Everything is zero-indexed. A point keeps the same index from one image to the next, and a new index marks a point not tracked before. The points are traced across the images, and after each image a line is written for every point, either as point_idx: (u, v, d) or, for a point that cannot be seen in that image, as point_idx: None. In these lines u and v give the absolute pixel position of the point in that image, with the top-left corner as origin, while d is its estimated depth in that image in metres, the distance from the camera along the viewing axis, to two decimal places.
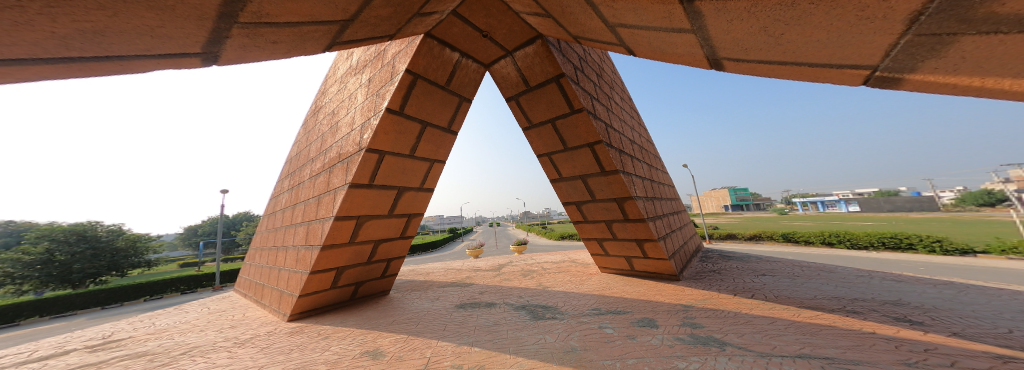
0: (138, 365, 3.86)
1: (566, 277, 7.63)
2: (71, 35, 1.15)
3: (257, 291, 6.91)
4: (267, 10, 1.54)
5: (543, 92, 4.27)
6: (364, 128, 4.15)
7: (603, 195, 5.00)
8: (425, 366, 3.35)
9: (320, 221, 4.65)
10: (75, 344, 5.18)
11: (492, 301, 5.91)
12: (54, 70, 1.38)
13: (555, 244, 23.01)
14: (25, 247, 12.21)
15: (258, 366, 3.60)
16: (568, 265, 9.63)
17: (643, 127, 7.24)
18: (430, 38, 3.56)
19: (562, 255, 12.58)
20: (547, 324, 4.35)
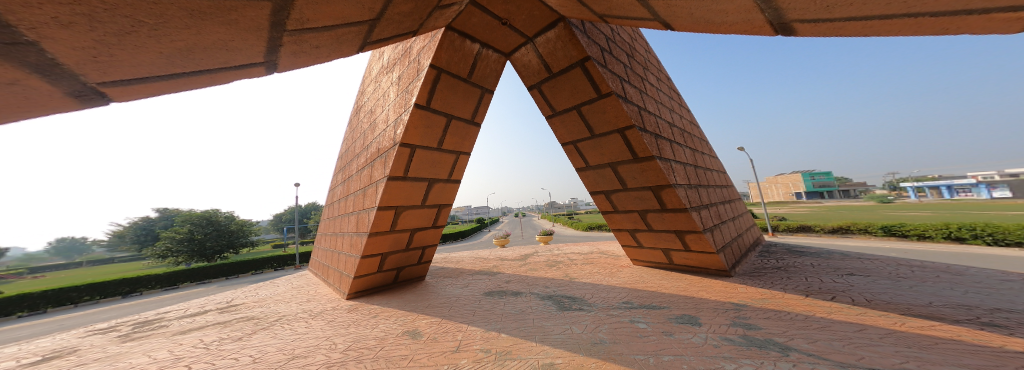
0: (234, 331, 4.67)
1: (595, 269, 7.46)
2: (171, 54, 1.37)
3: (322, 271, 7.94)
4: (306, 16, 1.65)
5: (566, 78, 4.09)
6: (396, 124, 4.39)
7: (636, 183, 4.72)
8: (456, 348, 3.55)
9: (365, 211, 5.08)
10: (190, 310, 6.45)
11: (518, 290, 6.02)
12: (165, 86, 1.67)
13: (583, 235, 22.44)
14: (177, 228, 16.18)
15: (324, 336, 4.16)
16: (597, 256, 9.42)
17: (684, 108, 6.62)
18: (451, 31, 3.59)
19: (591, 246, 12.31)
20: (574, 315, 4.33)
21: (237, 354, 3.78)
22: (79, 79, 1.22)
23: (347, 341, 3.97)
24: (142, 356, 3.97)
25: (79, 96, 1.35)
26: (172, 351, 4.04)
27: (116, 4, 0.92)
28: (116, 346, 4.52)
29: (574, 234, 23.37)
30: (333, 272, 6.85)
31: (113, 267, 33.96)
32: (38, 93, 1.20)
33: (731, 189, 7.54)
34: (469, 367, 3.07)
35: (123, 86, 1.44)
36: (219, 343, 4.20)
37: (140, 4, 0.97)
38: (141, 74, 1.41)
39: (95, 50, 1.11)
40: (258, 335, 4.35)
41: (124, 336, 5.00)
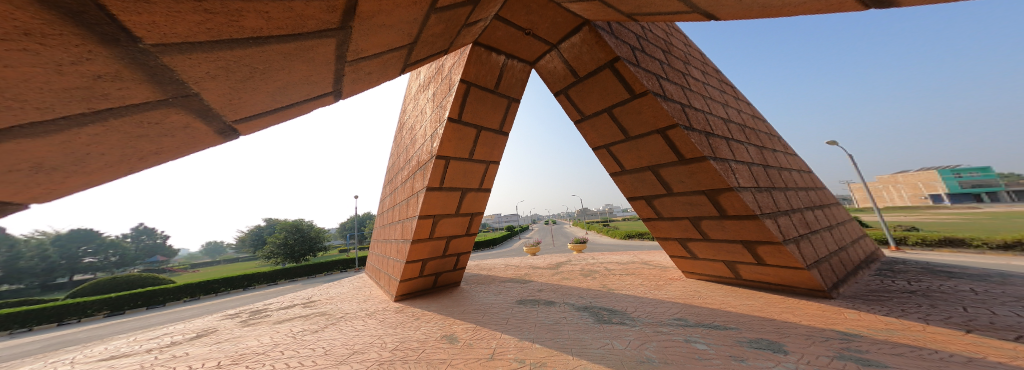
0: (308, 325, 5.33)
1: (638, 280, 6.96)
2: (275, 92, 1.69)
3: (375, 274, 8.67)
4: (361, 47, 1.85)
5: (594, 81, 3.99)
6: (433, 137, 4.68)
7: (684, 187, 4.35)
8: (491, 356, 3.58)
9: (409, 219, 5.43)
10: (276, 305, 7.56)
11: (551, 299, 5.87)
12: (275, 121, 2.07)
13: (620, 244, 21.19)
14: (276, 234, 20.08)
15: (376, 335, 4.52)
16: (638, 266, 8.83)
17: (740, 101, 5.92)
18: (478, 46, 3.77)
19: (631, 255, 11.58)
20: (614, 329, 4.09)
21: (315, 345, 4.32)
22: (223, 119, 1.58)
23: (393, 341, 4.24)
24: (255, 339, 4.85)
25: (225, 132, 1.76)
26: (272, 338, 4.83)
27: (235, 55, 1.19)
28: (230, 331, 5.52)
29: (611, 243, 22.10)
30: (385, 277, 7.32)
31: (227, 267, 41.74)
32: (202, 132, 1.60)
33: (821, 191, 6.34)
34: None
35: (248, 122, 1.82)
36: (301, 334, 4.85)
37: (252, 53, 1.23)
38: (259, 111, 1.77)
39: (230, 95, 1.42)
40: (327, 330, 4.91)
41: (244, 321, 6.18)
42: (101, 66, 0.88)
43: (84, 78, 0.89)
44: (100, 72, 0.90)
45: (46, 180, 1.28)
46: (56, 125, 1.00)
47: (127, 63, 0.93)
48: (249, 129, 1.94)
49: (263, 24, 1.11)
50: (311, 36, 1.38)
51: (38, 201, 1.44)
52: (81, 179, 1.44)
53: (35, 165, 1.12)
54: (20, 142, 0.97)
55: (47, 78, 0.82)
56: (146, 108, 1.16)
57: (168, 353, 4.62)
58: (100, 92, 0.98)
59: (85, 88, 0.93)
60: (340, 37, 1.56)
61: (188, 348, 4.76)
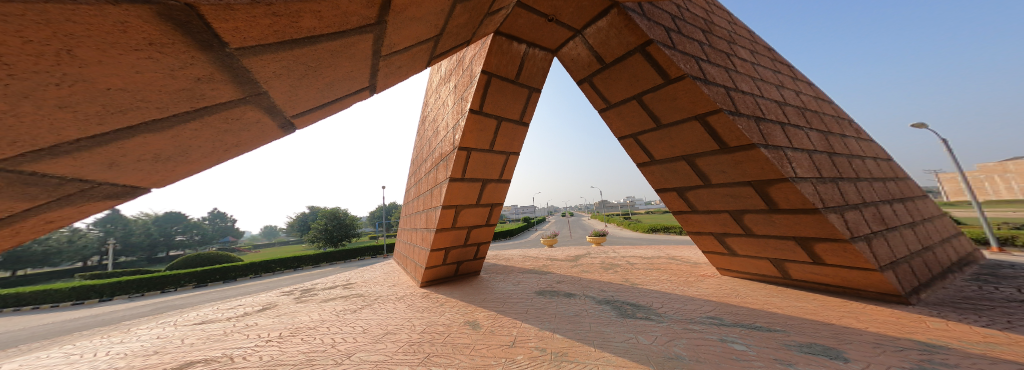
0: (348, 305, 5.85)
1: (665, 276, 6.71)
2: (324, 89, 1.87)
3: (403, 261, 9.17)
4: (394, 41, 1.94)
5: (622, 67, 3.76)
6: (455, 129, 4.77)
7: (724, 178, 4.03)
8: (512, 344, 3.70)
9: (433, 209, 5.63)
10: (321, 285, 8.37)
11: (571, 291, 5.88)
12: (324, 116, 2.30)
13: (642, 237, 20.48)
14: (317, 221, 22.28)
15: (406, 317, 4.84)
16: (663, 262, 8.51)
17: (798, 82, 5.26)
18: (499, 35, 3.73)
19: (656, 250, 11.16)
20: (639, 324, 4.04)
21: (355, 323, 4.73)
22: (284, 115, 1.81)
23: (420, 325, 4.51)
24: (306, 315, 5.42)
25: (285, 127, 2.02)
26: (320, 315, 5.37)
27: (294, 54, 1.33)
28: (286, 306, 6.24)
29: (633, 236, 21.39)
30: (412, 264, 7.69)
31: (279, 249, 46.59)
32: (270, 127, 1.86)
33: (901, 182, 5.48)
34: (526, 363, 3.22)
35: (303, 118, 2.06)
36: (343, 313, 5.34)
37: (307, 52, 1.37)
38: (311, 107, 1.98)
39: (291, 93, 1.63)
40: (365, 310, 5.35)
41: (297, 298, 6.94)
42: (199, 70, 1.07)
43: (188, 80, 1.10)
44: (198, 75, 1.10)
45: (161, 168, 1.61)
46: (169, 122, 1.25)
47: (218, 67, 1.11)
48: (304, 123, 2.21)
49: (316, 24, 1.21)
50: (353, 32, 1.48)
51: (157, 186, 1.81)
52: (185, 169, 1.78)
53: (154, 155, 1.43)
54: (146, 136, 1.25)
55: (164, 81, 1.03)
56: (230, 106, 1.40)
57: (242, 322, 5.37)
58: (198, 92, 1.18)
59: (189, 89, 1.14)
60: (376, 32, 1.64)
61: (256, 319, 5.48)
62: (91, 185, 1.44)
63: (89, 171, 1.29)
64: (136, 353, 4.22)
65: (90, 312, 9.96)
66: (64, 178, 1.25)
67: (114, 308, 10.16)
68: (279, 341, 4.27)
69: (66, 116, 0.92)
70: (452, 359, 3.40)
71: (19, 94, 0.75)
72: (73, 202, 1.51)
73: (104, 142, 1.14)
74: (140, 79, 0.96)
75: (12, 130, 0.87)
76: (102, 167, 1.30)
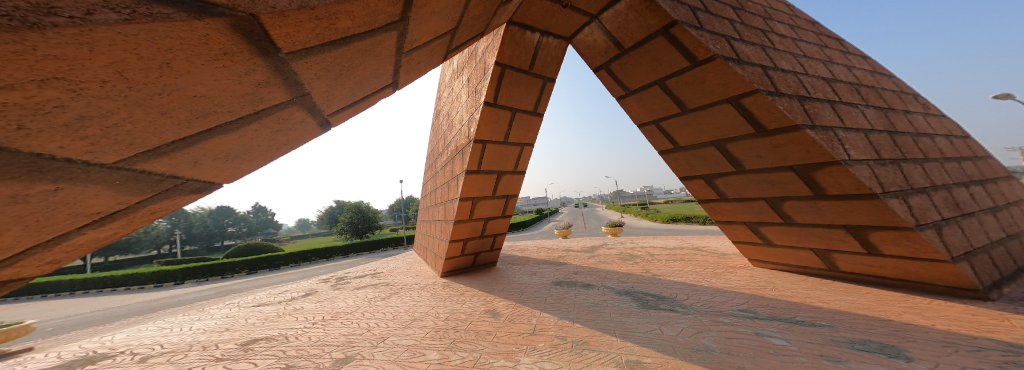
0: (377, 293, 6.26)
1: (689, 268, 6.53)
2: (354, 88, 1.99)
3: (423, 252, 9.51)
4: (414, 37, 2.02)
5: (644, 52, 3.55)
6: (469, 122, 4.81)
7: (760, 163, 3.77)
8: (532, 332, 3.80)
9: (451, 202, 5.77)
10: (352, 274, 8.96)
11: (588, 282, 5.89)
12: (354, 114, 2.48)
13: (663, 228, 19.80)
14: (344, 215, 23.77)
15: (431, 305, 5.09)
16: (685, 253, 8.24)
17: (849, 55, 4.74)
18: (512, 24, 3.67)
19: (678, 241, 10.78)
20: (662, 316, 4.00)
21: (385, 310, 5.05)
22: (323, 113, 1.98)
23: (444, 312, 4.71)
24: (342, 301, 5.86)
25: (323, 125, 2.21)
26: (355, 301, 5.78)
27: (331, 56, 1.43)
28: (325, 292, 6.80)
29: (652, 227, 20.82)
30: (432, 254, 7.98)
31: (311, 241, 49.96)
32: (311, 126, 2.04)
33: (981, 162, 4.83)
34: (547, 351, 3.35)
35: (337, 116, 2.24)
36: (374, 300, 5.72)
37: (340, 53, 1.47)
38: (344, 105, 2.14)
39: (329, 94, 1.78)
40: (393, 298, 5.69)
41: (333, 285, 7.50)
42: (260, 75, 1.21)
43: (252, 85, 1.25)
44: (259, 80, 1.24)
45: (230, 166, 1.83)
46: (237, 124, 1.46)
47: (274, 72, 1.25)
48: (338, 121, 2.39)
49: (350, 24, 1.28)
50: (380, 30, 1.55)
51: (227, 181, 2.05)
52: (248, 166, 2.00)
53: (226, 154, 1.64)
54: (222, 137, 1.48)
55: (233, 87, 1.17)
56: (282, 107, 1.58)
57: (290, 305, 5.93)
58: (258, 96, 1.34)
59: (252, 94, 1.30)
60: (399, 29, 1.71)
61: (302, 303, 6.03)
62: (180, 182, 1.69)
63: (178, 169, 1.53)
64: (211, 330, 4.86)
65: (162, 295, 11.38)
66: (162, 175, 1.50)
67: (180, 292, 11.51)
68: (323, 323, 4.69)
69: (166, 122, 1.12)
70: (476, 345, 3.58)
71: (135, 103, 0.94)
72: (168, 195, 1.78)
73: (192, 142, 1.36)
74: (219, 87, 1.12)
75: (131, 135, 1.08)
76: (188, 165, 1.54)
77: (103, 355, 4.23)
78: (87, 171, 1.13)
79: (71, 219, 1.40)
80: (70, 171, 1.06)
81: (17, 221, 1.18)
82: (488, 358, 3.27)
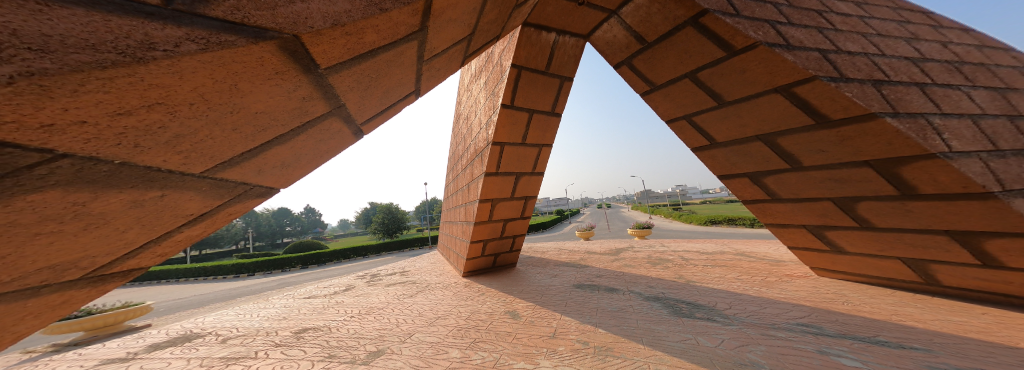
0: (405, 290, 6.58)
1: (732, 274, 6.02)
2: (383, 95, 2.15)
3: (446, 253, 9.79)
4: (434, 45, 2.13)
5: (670, 45, 3.23)
6: (488, 125, 4.87)
7: (822, 158, 3.31)
8: (552, 335, 3.75)
9: (471, 203, 5.92)
10: (384, 271, 9.52)
11: (612, 286, 5.66)
12: (383, 122, 2.69)
13: (697, 230, 18.46)
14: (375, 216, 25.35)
15: (456, 304, 5.24)
16: (724, 258, 7.59)
17: (944, 29, 3.81)
18: (528, 26, 3.65)
19: (715, 245, 9.97)
20: (698, 325, 3.74)
21: (412, 307, 5.29)
22: (356, 122, 2.16)
23: (465, 312, 4.82)
24: (375, 297, 6.25)
25: (357, 133, 2.40)
26: (386, 297, 6.13)
27: (363, 67, 1.57)
28: (361, 288, 7.31)
29: (687, 229, 19.47)
30: (454, 254, 8.22)
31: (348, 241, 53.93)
32: (347, 134, 2.24)
33: None
34: (568, 355, 3.29)
35: (368, 125, 2.43)
36: (402, 297, 6.03)
37: (370, 64, 1.60)
38: (373, 114, 2.32)
39: (360, 104, 1.94)
40: (419, 296, 5.95)
41: (368, 282, 8.03)
42: (304, 90, 1.37)
43: (299, 100, 1.42)
44: (303, 95, 1.41)
45: (285, 173, 2.07)
46: (289, 136, 1.67)
47: (315, 86, 1.41)
48: (369, 129, 2.60)
49: (376, 37, 1.38)
50: (402, 41, 1.66)
51: (284, 186, 2.32)
52: (299, 172, 2.24)
53: (282, 162, 1.88)
54: (281, 146, 1.70)
55: (284, 103, 1.35)
56: (324, 118, 1.77)
57: (333, 298, 6.48)
58: (303, 109, 1.52)
59: (300, 108, 1.48)
60: (420, 38, 1.81)
61: (342, 297, 6.54)
62: (248, 188, 1.93)
63: (247, 177, 1.77)
64: (274, 317, 5.51)
65: (227, 286, 13.01)
66: (236, 182, 1.74)
67: (242, 284, 13.08)
68: (359, 317, 5.05)
69: (237, 136, 1.33)
70: (496, 345, 3.62)
71: (214, 122, 1.13)
72: (241, 200, 2.05)
73: (258, 152, 1.58)
74: (275, 103, 1.30)
75: (212, 149, 1.30)
76: (253, 173, 1.77)
77: (194, 334, 5.05)
78: (183, 180, 1.38)
79: (175, 219, 1.69)
80: (169, 180, 1.30)
81: (137, 222, 1.45)
82: (508, 359, 3.28)
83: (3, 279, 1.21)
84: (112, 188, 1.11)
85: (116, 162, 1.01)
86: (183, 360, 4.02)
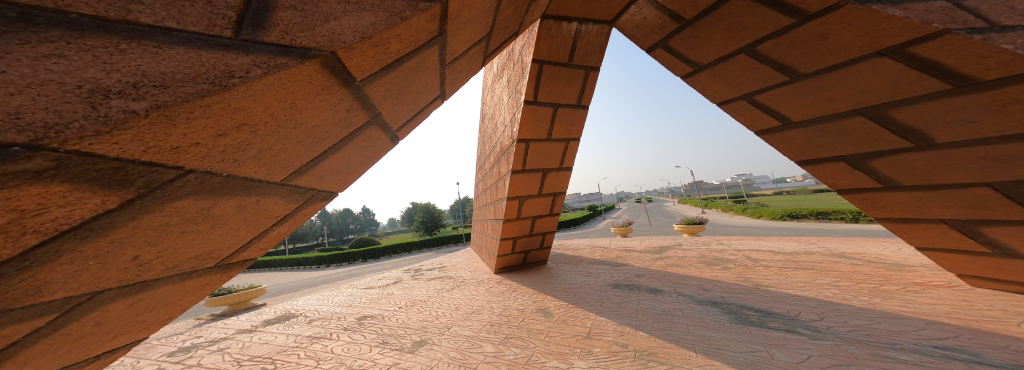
0: (443, 285, 6.94)
1: (825, 280, 5.00)
2: (414, 100, 2.26)
3: (478, 249, 10.06)
4: (454, 49, 2.16)
5: (714, 18, 2.45)
6: (512, 122, 4.82)
7: (969, 133, 2.33)
8: (586, 335, 3.57)
9: (499, 201, 5.96)
10: (425, 267, 10.19)
11: (655, 287, 5.16)
12: (415, 127, 2.85)
13: (767, 226, 15.88)
14: (417, 215, 27.45)
15: (490, 300, 5.35)
16: (804, 261, 6.34)
17: None
18: (548, 18, 3.37)
19: (791, 244, 8.43)
20: (773, 336, 3.19)
21: (449, 301, 5.56)
22: (392, 129, 2.33)
23: (497, 308, 4.88)
24: (419, 290, 6.73)
25: (394, 139, 2.59)
26: (427, 291, 6.54)
27: (392, 76, 1.62)
28: (408, 281, 7.97)
29: (753, 224, 16.87)
30: (486, 251, 8.42)
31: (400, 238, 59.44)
32: (385, 141, 2.43)
33: None
34: (605, 356, 3.11)
35: (402, 130, 2.61)
36: (440, 291, 6.39)
37: (398, 72, 1.65)
38: (406, 120, 2.46)
39: (394, 111, 2.06)
40: (456, 291, 6.23)
41: (413, 275, 8.69)
42: (347, 102, 1.48)
43: (343, 112, 1.54)
44: (347, 107, 1.52)
45: (341, 179, 2.33)
46: (341, 144, 1.85)
47: (354, 99, 1.50)
48: (404, 134, 2.78)
49: (401, 46, 1.35)
50: (424, 47, 1.68)
51: (342, 190, 2.61)
52: (352, 177, 2.50)
53: (337, 168, 2.10)
54: (336, 154, 1.90)
55: (331, 116, 1.48)
56: (365, 126, 1.92)
57: (388, 289, 7.17)
58: (348, 120, 1.67)
59: (345, 119, 1.62)
60: (440, 43, 1.83)
61: (393, 289, 7.20)
62: (313, 193, 2.20)
63: (312, 183, 2.03)
64: (343, 304, 6.33)
65: (306, 275, 15.40)
66: (306, 188, 2.01)
67: (316, 274, 15.35)
68: (405, 308, 5.49)
69: (301, 148, 1.50)
70: (528, 342, 3.58)
71: (284, 136, 1.29)
72: (311, 203, 2.37)
73: (317, 161, 1.78)
74: (327, 116, 1.44)
75: (285, 160, 1.49)
76: (317, 179, 2.01)
77: (287, 315, 6.10)
78: (268, 188, 1.62)
79: (268, 220, 2.00)
80: (260, 188, 1.56)
81: (242, 223, 1.76)
82: (541, 357, 3.22)
83: (167, 266, 1.60)
84: (224, 196, 1.36)
85: (224, 174, 1.23)
86: (284, 336, 4.87)
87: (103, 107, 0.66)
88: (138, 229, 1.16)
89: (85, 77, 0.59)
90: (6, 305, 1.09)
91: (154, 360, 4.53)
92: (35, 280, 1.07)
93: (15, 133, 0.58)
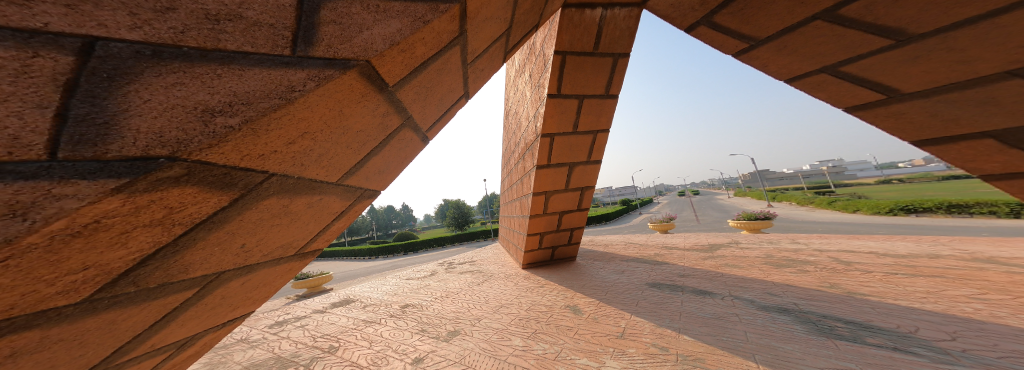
0: (474, 278, 7.16)
1: (963, 291, 3.83)
2: (441, 101, 2.31)
3: (507, 243, 10.14)
4: (475, 48, 2.13)
5: None
6: (536, 117, 4.66)
7: None
8: (620, 335, 3.32)
9: (525, 197, 5.86)
10: (458, 260, 10.65)
11: (703, 288, 4.57)
12: (443, 127, 2.92)
13: (863, 221, 12.91)
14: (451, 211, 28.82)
15: (520, 294, 5.35)
16: (916, 266, 4.99)
17: None
18: (569, 7, 3.13)
19: (897, 245, 6.73)
20: (880, 355, 2.53)
21: (481, 294, 5.72)
22: (422, 130, 2.41)
23: (525, 302, 4.85)
24: (455, 282, 7.05)
25: (424, 139, 2.68)
26: (461, 283, 6.82)
27: (421, 80, 1.63)
28: (442, 274, 8.39)
29: (843, 220, 13.90)
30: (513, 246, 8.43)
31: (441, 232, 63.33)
32: (416, 141, 2.53)
33: None
34: (640, 358, 2.85)
35: (432, 131, 2.68)
36: (472, 284, 6.61)
37: (426, 75, 1.66)
38: (435, 120, 2.53)
39: (423, 113, 2.12)
40: (487, 284, 6.39)
41: (449, 268, 9.15)
42: (384, 107, 1.53)
43: (381, 116, 1.59)
44: (384, 111, 1.57)
45: (382, 179, 2.49)
46: (381, 146, 1.95)
47: (389, 104, 1.54)
48: (433, 134, 2.86)
49: (425, 49, 1.32)
50: (447, 49, 1.65)
51: (384, 188, 2.81)
52: (391, 176, 2.66)
53: (379, 169, 2.23)
54: (377, 156, 2.01)
55: (373, 121, 1.54)
56: (399, 128, 2.00)
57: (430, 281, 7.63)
58: (384, 124, 1.73)
59: (382, 122, 1.68)
60: (462, 43, 1.79)
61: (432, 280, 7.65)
62: (362, 192, 2.39)
63: (360, 182, 2.18)
64: (391, 293, 6.93)
65: (360, 265, 17.26)
66: (357, 187, 2.20)
67: (368, 264, 17.10)
68: (442, 299, 5.80)
69: (348, 152, 1.60)
70: (558, 338, 3.46)
71: (336, 140, 1.37)
72: (361, 200, 2.57)
73: (362, 162, 1.89)
74: (368, 122, 1.50)
75: (337, 162, 1.59)
76: (362, 179, 2.16)
77: (346, 300, 6.92)
78: (327, 187, 1.77)
79: (329, 216, 2.21)
80: (322, 187, 1.72)
81: (312, 219, 1.97)
82: (569, 354, 3.09)
83: (263, 253, 1.87)
84: (296, 195, 1.52)
85: (297, 176, 1.37)
86: (347, 317, 5.53)
87: (212, 123, 0.73)
88: (242, 222, 1.35)
89: (199, 100, 0.68)
90: (168, 279, 1.35)
91: (258, 330, 5.54)
92: (182, 261, 1.30)
93: (159, 147, 0.67)
